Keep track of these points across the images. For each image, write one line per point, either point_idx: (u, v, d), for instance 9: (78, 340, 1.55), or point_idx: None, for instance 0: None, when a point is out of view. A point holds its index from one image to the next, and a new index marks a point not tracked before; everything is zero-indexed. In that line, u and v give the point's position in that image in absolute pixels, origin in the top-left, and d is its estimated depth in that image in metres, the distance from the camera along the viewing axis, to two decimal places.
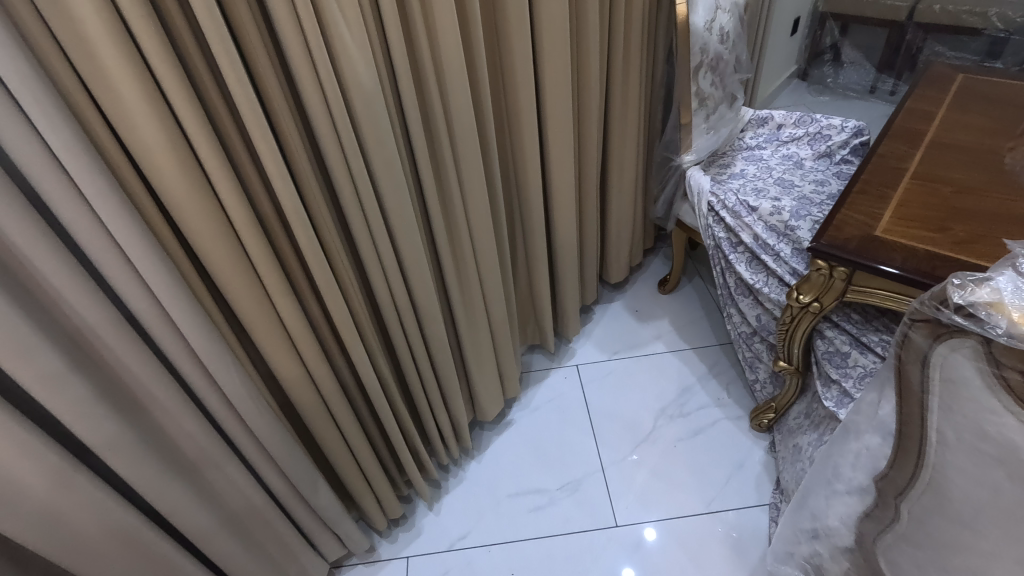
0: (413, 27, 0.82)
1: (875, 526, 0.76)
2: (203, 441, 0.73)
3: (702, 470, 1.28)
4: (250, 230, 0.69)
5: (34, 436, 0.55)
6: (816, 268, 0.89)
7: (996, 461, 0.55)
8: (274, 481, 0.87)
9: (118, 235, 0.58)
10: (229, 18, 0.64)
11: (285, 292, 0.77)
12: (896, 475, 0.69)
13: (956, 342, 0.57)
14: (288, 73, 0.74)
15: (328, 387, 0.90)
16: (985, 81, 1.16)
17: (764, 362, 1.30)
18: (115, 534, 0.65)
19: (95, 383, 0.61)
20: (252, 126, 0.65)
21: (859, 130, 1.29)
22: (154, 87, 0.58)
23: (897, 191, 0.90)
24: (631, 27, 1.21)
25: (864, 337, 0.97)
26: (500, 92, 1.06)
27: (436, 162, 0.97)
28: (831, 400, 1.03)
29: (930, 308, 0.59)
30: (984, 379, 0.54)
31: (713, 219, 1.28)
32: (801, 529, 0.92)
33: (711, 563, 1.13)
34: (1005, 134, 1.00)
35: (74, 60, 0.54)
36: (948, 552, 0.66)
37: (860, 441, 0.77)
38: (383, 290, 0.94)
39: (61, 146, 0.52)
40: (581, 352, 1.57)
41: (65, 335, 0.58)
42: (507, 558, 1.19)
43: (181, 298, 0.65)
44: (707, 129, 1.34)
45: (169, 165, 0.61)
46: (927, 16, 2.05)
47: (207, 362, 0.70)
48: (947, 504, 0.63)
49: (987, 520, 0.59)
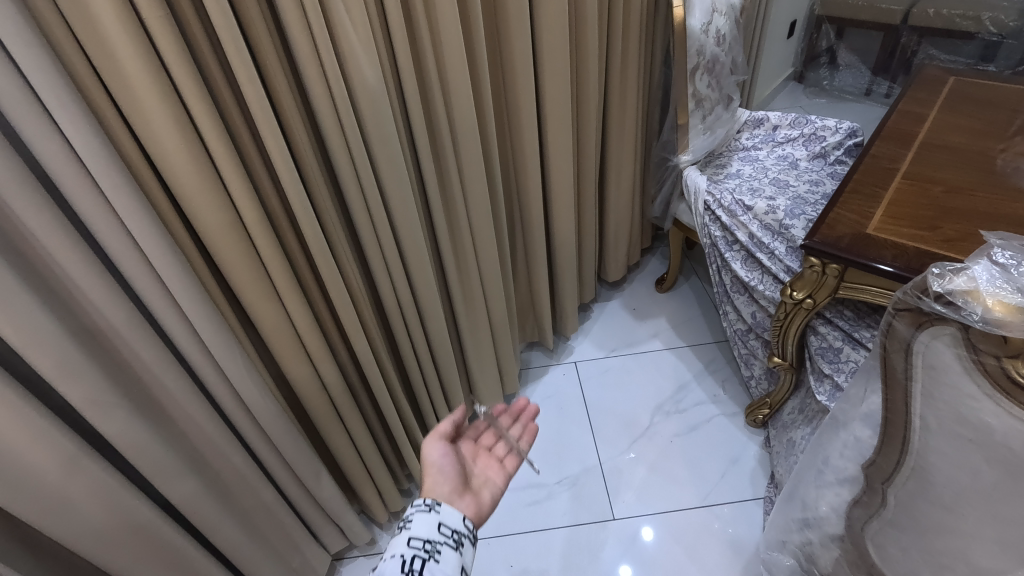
0: (416, 27, 0.84)
1: (863, 512, 0.78)
2: (212, 431, 0.75)
3: (698, 464, 1.30)
4: (259, 226, 0.72)
5: (53, 423, 0.57)
6: (810, 266, 0.92)
7: (975, 445, 0.58)
8: (280, 471, 0.90)
9: (134, 229, 0.60)
10: (241, 18, 0.66)
11: (292, 286, 0.79)
12: (883, 462, 0.71)
13: (936, 330, 0.59)
14: (295, 71, 0.76)
15: (332, 380, 0.92)
16: (975, 84, 1.19)
17: (759, 359, 1.32)
18: (128, 521, 0.66)
19: (111, 373, 0.63)
20: (263, 125, 0.67)
21: (853, 131, 1.32)
22: (170, 86, 0.60)
23: (888, 191, 0.93)
24: (628, 29, 1.23)
25: (856, 333, 0.99)
26: (501, 92, 1.08)
27: (438, 159, 0.99)
28: (824, 394, 1.06)
29: (912, 298, 0.62)
30: (963, 364, 0.57)
31: (709, 218, 1.31)
32: (793, 519, 0.94)
33: (708, 558, 1.15)
34: (996, 136, 1.03)
35: (94, 59, 0.56)
36: (932, 534, 0.69)
37: (849, 431, 0.79)
38: (385, 285, 0.96)
39: (81, 143, 0.54)
40: (579, 349, 1.59)
41: (82, 326, 0.60)
42: (506, 551, 1.20)
43: (193, 291, 0.67)
44: (704, 129, 1.36)
45: (184, 164, 0.64)
46: (921, 19, 2.06)
47: (218, 355, 0.73)
48: (930, 488, 0.66)
49: (968, 503, 0.62)
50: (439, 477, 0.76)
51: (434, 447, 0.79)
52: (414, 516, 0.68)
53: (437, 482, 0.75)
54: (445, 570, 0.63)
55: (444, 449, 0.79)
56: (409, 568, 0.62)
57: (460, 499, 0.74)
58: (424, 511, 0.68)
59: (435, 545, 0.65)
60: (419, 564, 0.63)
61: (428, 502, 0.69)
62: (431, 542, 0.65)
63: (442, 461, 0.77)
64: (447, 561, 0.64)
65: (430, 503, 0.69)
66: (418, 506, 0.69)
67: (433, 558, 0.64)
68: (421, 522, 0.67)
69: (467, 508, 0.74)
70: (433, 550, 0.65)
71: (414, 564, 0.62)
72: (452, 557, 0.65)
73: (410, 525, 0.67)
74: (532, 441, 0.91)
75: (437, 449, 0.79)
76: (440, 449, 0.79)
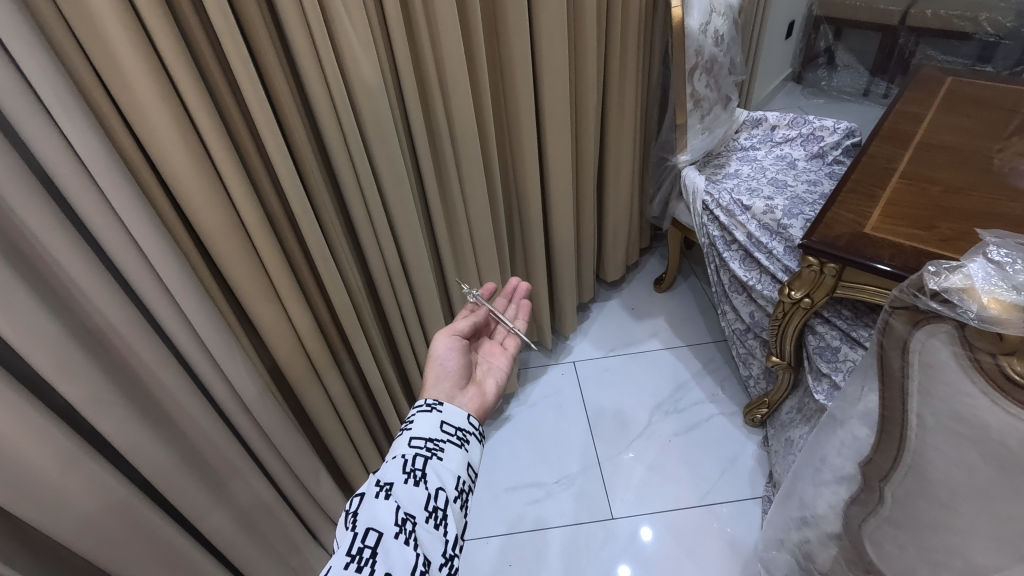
0: (415, 26, 0.85)
1: (861, 509, 0.78)
2: (211, 431, 0.75)
3: (697, 464, 1.31)
4: (257, 225, 0.72)
5: (52, 422, 0.57)
6: (808, 265, 0.92)
7: (971, 442, 0.59)
8: (278, 470, 0.90)
9: (133, 228, 0.60)
10: (240, 18, 0.66)
11: (291, 285, 0.79)
12: (881, 460, 0.72)
13: (933, 327, 0.60)
14: (294, 70, 0.76)
15: (330, 379, 0.93)
16: (973, 84, 1.19)
17: (757, 358, 1.32)
18: (128, 520, 0.66)
19: (111, 372, 0.63)
20: (262, 125, 0.68)
21: (851, 131, 1.32)
22: (169, 85, 0.60)
23: (886, 190, 0.93)
24: (628, 29, 1.23)
25: (854, 332, 0.99)
26: (500, 91, 1.08)
27: (438, 160, 1.00)
28: (822, 393, 1.06)
29: (909, 295, 0.62)
30: (959, 361, 0.57)
31: (708, 218, 1.31)
32: (791, 518, 0.94)
33: (706, 557, 1.15)
34: (993, 136, 1.03)
35: (93, 57, 0.56)
36: (929, 532, 0.69)
37: (847, 430, 0.80)
38: (384, 285, 0.96)
39: (81, 141, 0.54)
40: (578, 349, 1.59)
41: (81, 325, 0.60)
42: (505, 551, 1.20)
43: (191, 289, 0.67)
44: (702, 130, 1.37)
45: (184, 165, 0.64)
46: (919, 20, 2.07)
47: (217, 353, 0.73)
48: (927, 486, 0.66)
49: (964, 500, 0.62)
50: (445, 372, 0.77)
51: (439, 344, 0.79)
52: (415, 418, 0.69)
53: (442, 378, 0.76)
54: (448, 466, 0.65)
55: (449, 345, 0.79)
56: (411, 466, 0.64)
57: (465, 395, 0.76)
58: (425, 412, 0.70)
59: (438, 444, 0.67)
60: (422, 462, 0.64)
61: (427, 405, 0.71)
62: (433, 442, 0.67)
63: (447, 359, 0.78)
64: (451, 458, 0.66)
65: (430, 405, 0.71)
66: (419, 409, 0.71)
67: (436, 455, 0.66)
68: (423, 423, 0.68)
69: (471, 404, 0.76)
70: (436, 449, 0.66)
71: (416, 463, 0.64)
72: (456, 454, 0.67)
73: (411, 427, 0.68)
74: (526, 318, 0.95)
75: (442, 346, 0.79)
76: (448, 344, 0.79)
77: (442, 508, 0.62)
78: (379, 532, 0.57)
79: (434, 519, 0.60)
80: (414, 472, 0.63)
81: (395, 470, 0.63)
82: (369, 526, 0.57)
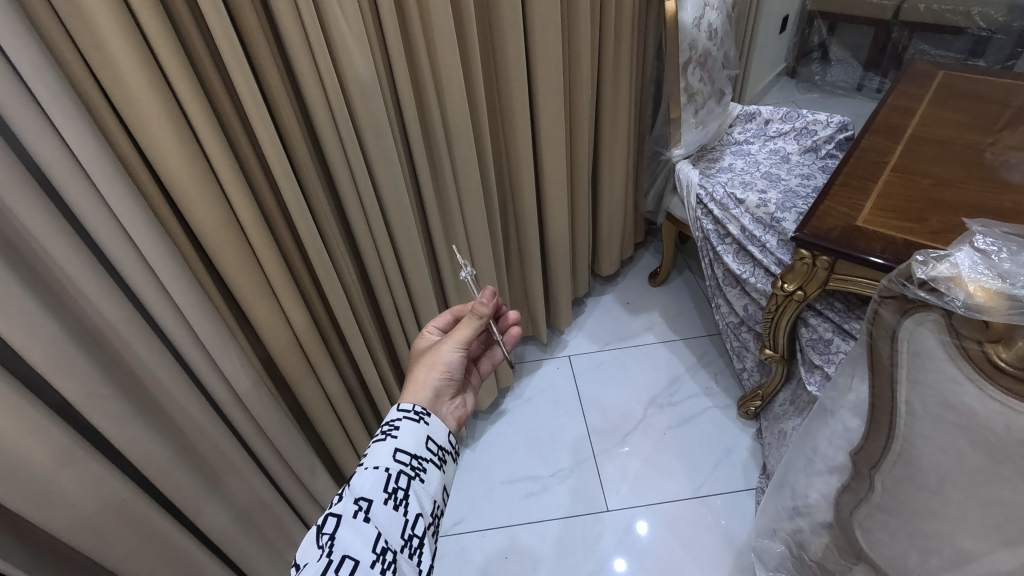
0: (408, 17, 0.84)
1: (852, 498, 0.80)
2: (207, 426, 0.74)
3: (691, 455, 1.32)
4: (251, 220, 0.71)
5: (48, 418, 0.57)
6: (800, 257, 0.93)
7: (960, 430, 0.60)
8: (273, 464, 0.89)
9: (127, 224, 0.60)
10: (232, 10, 0.66)
11: (286, 282, 0.79)
12: (871, 448, 0.73)
13: (921, 316, 0.61)
14: (287, 62, 0.75)
15: (326, 375, 0.93)
16: (964, 77, 1.20)
17: (751, 351, 1.33)
18: (125, 513, 0.66)
19: (107, 368, 0.63)
20: (256, 120, 0.67)
21: (845, 125, 1.33)
22: (161, 79, 0.59)
23: (878, 184, 0.94)
24: (622, 24, 1.23)
25: (846, 325, 1.00)
26: (495, 86, 1.08)
27: (432, 154, 1.00)
28: (814, 385, 1.07)
29: (897, 284, 0.63)
30: (947, 351, 0.58)
31: (702, 212, 1.32)
32: (783, 507, 0.95)
33: (700, 548, 1.16)
34: (984, 129, 1.04)
35: (83, 50, 0.55)
36: (918, 519, 0.70)
37: (838, 420, 0.81)
38: (379, 278, 0.96)
39: (73, 135, 0.54)
40: (572, 343, 1.60)
41: (76, 322, 0.59)
42: (500, 544, 1.21)
43: (186, 285, 0.67)
44: (696, 124, 1.36)
45: (178, 161, 0.63)
46: (912, 15, 2.10)
47: (214, 351, 0.73)
48: (915, 473, 0.68)
49: (953, 485, 0.63)
50: (441, 375, 0.76)
51: (448, 344, 0.77)
52: (401, 425, 0.69)
53: (436, 381, 0.76)
54: (428, 490, 0.66)
55: (456, 350, 0.77)
56: (393, 486, 0.63)
57: (449, 405, 0.77)
58: (413, 421, 0.70)
59: (421, 463, 0.67)
60: (404, 482, 0.64)
61: (416, 413, 0.71)
62: (418, 460, 0.67)
63: (449, 364, 0.77)
64: (432, 481, 0.67)
65: (418, 413, 0.71)
66: (407, 415, 0.70)
67: (418, 477, 0.66)
68: (410, 436, 0.68)
69: (454, 415, 0.78)
70: (419, 468, 0.66)
71: (400, 482, 0.64)
72: (435, 476, 0.68)
73: (397, 436, 0.67)
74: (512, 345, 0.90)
75: (450, 348, 0.77)
76: (457, 351, 0.77)
77: (418, 537, 0.62)
78: (355, 561, 0.57)
79: (410, 548, 0.61)
80: (395, 493, 0.63)
81: (375, 486, 0.63)
82: (345, 553, 0.57)
